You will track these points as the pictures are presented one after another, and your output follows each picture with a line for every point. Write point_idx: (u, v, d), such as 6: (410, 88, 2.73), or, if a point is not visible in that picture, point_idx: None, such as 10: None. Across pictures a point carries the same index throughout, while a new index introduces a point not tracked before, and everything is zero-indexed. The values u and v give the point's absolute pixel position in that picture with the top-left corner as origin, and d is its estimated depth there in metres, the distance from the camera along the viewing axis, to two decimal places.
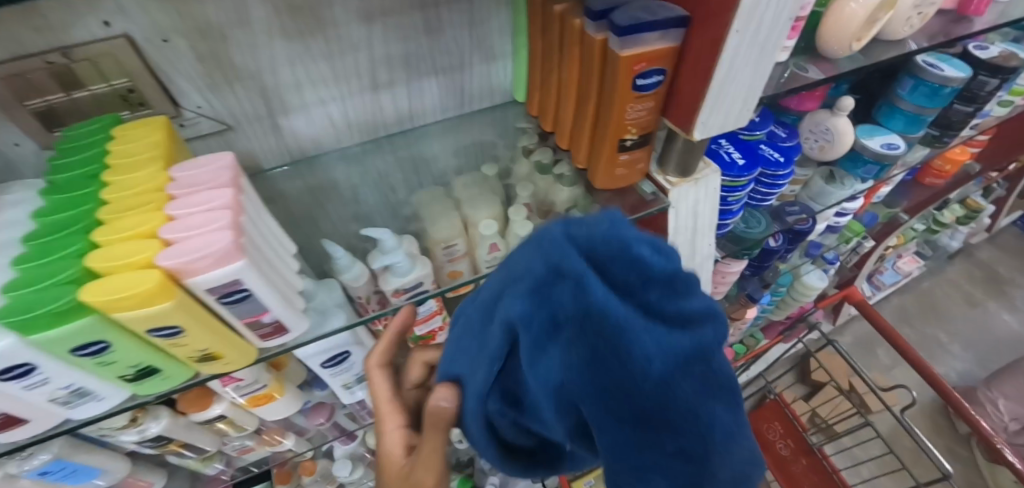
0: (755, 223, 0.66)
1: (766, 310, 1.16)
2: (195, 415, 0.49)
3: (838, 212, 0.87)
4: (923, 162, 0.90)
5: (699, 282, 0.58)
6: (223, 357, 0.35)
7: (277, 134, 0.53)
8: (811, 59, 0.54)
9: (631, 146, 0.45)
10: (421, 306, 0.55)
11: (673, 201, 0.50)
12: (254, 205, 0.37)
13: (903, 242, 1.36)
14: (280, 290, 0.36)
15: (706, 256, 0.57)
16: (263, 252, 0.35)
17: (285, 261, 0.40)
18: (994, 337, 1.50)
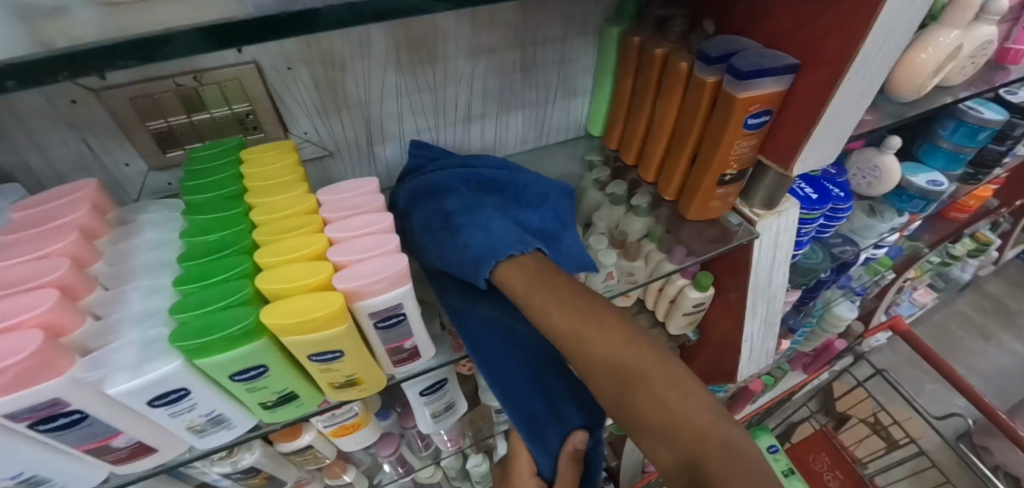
0: (814, 255, 0.68)
1: (798, 342, 1.17)
2: (284, 446, 0.47)
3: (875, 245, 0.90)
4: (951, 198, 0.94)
5: (774, 312, 0.60)
6: (363, 383, 0.35)
7: (370, 162, 0.55)
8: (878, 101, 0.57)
9: (728, 180, 0.47)
10: None
11: (759, 232, 0.52)
12: None
13: (920, 275, 1.40)
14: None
15: (781, 286, 0.58)
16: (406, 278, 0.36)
17: None
18: (1010, 369, 1.54)
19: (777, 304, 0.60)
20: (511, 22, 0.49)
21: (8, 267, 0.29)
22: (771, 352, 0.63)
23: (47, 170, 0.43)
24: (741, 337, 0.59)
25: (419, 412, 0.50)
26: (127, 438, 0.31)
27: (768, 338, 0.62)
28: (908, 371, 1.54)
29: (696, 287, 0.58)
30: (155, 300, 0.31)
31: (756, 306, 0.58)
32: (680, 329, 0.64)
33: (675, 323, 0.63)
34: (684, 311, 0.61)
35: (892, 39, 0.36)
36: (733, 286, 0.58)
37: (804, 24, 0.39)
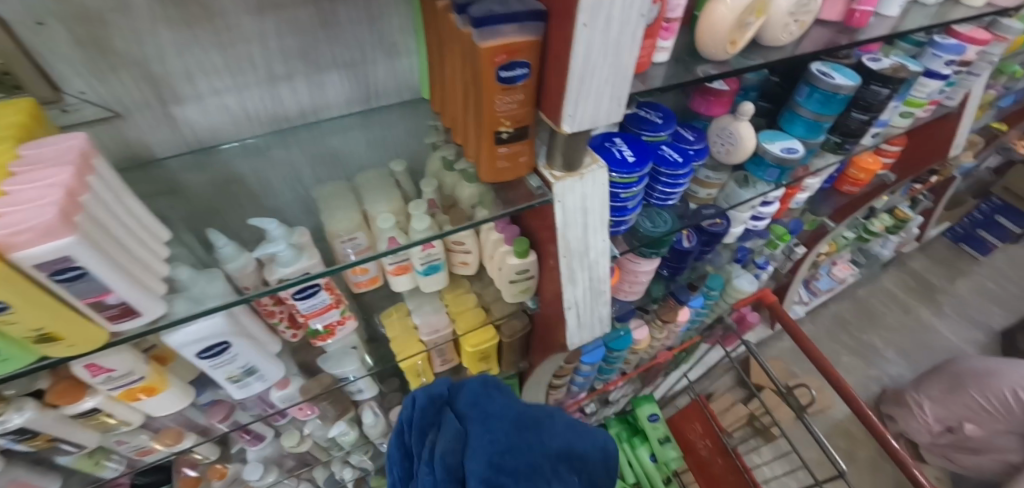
0: (661, 222, 0.68)
1: (702, 314, 1.23)
2: (64, 410, 0.48)
3: (755, 217, 0.92)
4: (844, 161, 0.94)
5: (599, 280, 0.59)
6: (66, 338, 0.35)
7: (170, 123, 0.54)
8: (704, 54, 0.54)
9: (507, 139, 0.46)
10: (310, 297, 0.56)
11: (558, 194, 0.50)
12: (108, 188, 0.37)
13: (837, 248, 1.66)
14: (127, 275, 0.36)
15: (602, 252, 0.57)
16: (114, 236, 0.36)
17: (151, 248, 0.41)
18: (913, 340, 1.89)
19: (602, 273, 0.59)
20: None
21: None
22: (604, 320, 0.64)
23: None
24: (563, 304, 0.59)
25: (212, 374, 0.54)
26: None
27: (598, 306, 0.62)
28: None
29: (514, 253, 0.58)
30: None
31: (575, 272, 0.57)
32: (515, 297, 0.64)
33: (509, 291, 0.64)
34: (512, 278, 0.61)
35: None
36: (550, 251, 0.57)
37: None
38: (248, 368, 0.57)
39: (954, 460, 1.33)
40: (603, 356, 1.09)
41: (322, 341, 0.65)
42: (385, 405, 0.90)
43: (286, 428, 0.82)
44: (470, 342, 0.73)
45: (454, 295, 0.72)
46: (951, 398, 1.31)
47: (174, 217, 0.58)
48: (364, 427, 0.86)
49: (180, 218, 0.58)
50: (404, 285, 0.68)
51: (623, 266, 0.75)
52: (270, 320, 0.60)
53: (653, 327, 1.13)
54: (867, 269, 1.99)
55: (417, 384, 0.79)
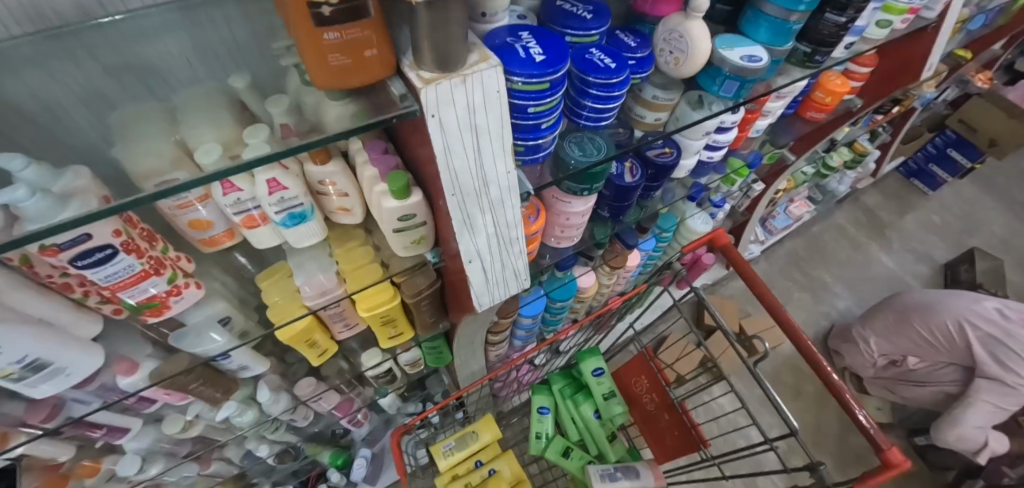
0: (592, 149, 0.55)
1: (653, 256, 1.15)
2: None
3: (711, 146, 0.81)
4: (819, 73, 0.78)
5: (506, 223, 0.47)
6: None
7: None
8: None
9: (333, 18, 0.30)
10: (109, 266, 0.41)
11: (429, 106, 0.35)
12: None
13: (794, 184, 1.59)
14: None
15: (507, 187, 0.44)
16: None
17: None
18: (862, 275, 1.90)
19: (509, 215, 0.46)
20: None
21: None
22: (519, 272, 0.53)
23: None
24: (461, 256, 0.47)
25: None
26: None
27: (510, 256, 0.51)
28: None
29: (391, 195, 0.43)
30: None
31: (472, 216, 0.44)
32: (408, 250, 0.51)
33: (401, 243, 0.51)
34: (399, 227, 0.48)
35: None
36: (437, 188, 0.43)
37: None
38: (33, 364, 0.42)
39: (897, 392, 1.36)
40: (545, 308, 1.00)
41: (157, 316, 0.51)
42: (290, 379, 0.78)
43: (167, 416, 0.69)
44: (361, 306, 0.59)
45: (346, 250, 0.57)
46: (897, 333, 1.30)
47: None
48: (263, 406, 0.74)
49: None
50: (269, 241, 0.53)
51: (552, 208, 0.63)
52: (72, 295, 0.44)
53: (601, 273, 1.03)
54: (822, 206, 1.96)
55: (314, 356, 0.68)
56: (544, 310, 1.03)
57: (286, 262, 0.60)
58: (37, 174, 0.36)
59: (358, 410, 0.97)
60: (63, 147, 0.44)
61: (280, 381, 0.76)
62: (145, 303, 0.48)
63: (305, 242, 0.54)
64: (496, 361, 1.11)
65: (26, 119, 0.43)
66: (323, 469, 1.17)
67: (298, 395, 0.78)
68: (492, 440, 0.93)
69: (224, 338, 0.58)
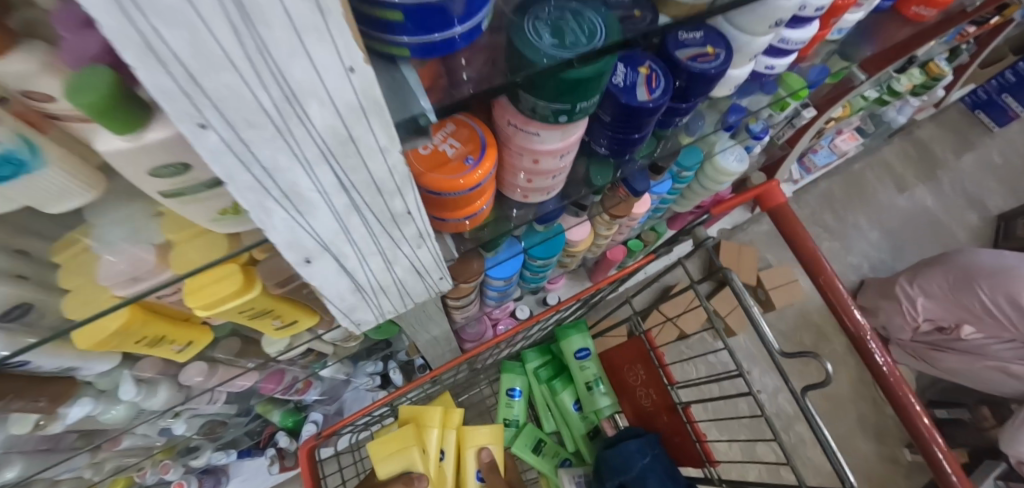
0: (577, 36, 0.29)
1: (666, 201, 0.89)
2: None
3: (775, 48, 0.53)
4: None
5: (366, 177, 0.24)
6: None
7: None
8: None
9: None
10: None
11: None
12: None
13: (848, 113, 1.26)
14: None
15: (359, 110, 0.20)
16: None
17: None
18: (904, 222, 1.65)
19: (371, 171, 0.24)
20: None
21: None
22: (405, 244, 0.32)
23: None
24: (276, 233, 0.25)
25: None
26: None
27: (386, 223, 0.29)
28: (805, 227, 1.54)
29: (101, 129, 0.19)
30: None
31: (280, 176, 0.21)
32: (218, 222, 0.28)
33: (201, 212, 0.27)
34: (171, 189, 0.24)
35: None
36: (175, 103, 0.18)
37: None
38: None
39: (934, 361, 1.19)
40: (524, 265, 0.78)
41: None
42: (175, 362, 0.58)
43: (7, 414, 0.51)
44: (195, 300, 0.36)
45: (158, 214, 0.33)
46: (954, 299, 1.11)
47: None
48: (136, 398, 0.56)
49: None
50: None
51: (511, 144, 0.37)
52: None
53: (599, 223, 0.79)
54: (870, 140, 1.64)
55: (173, 354, 0.49)
56: (523, 268, 0.82)
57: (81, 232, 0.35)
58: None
59: (295, 379, 0.81)
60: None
61: (156, 371, 0.57)
62: None
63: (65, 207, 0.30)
64: (465, 325, 0.92)
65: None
66: (275, 428, 1.05)
67: (190, 384, 0.61)
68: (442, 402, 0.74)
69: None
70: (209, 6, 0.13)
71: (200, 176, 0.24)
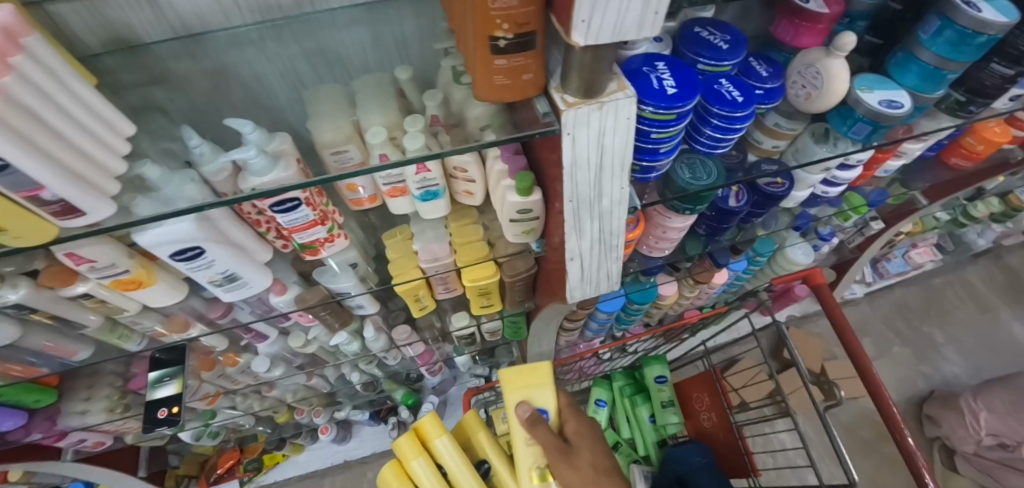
0: (704, 173, 0.57)
1: (741, 279, 1.10)
2: (59, 291, 0.50)
3: (828, 181, 0.77)
4: (968, 125, 0.74)
5: (610, 231, 0.51)
6: (9, 230, 0.35)
7: (152, 7, 0.46)
8: None
9: (506, 48, 0.36)
10: (294, 212, 0.50)
11: (568, 125, 0.41)
12: (37, 90, 0.32)
13: (921, 230, 1.28)
14: (41, 155, 0.32)
15: (617, 200, 0.49)
16: (27, 111, 0.32)
17: (97, 163, 0.38)
18: (995, 348, 1.60)
19: (613, 232, 0.51)
20: None
21: None
22: (613, 278, 0.56)
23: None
24: (565, 255, 0.52)
25: (191, 277, 0.49)
26: None
27: (607, 262, 0.55)
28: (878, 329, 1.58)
29: (516, 190, 0.50)
30: None
31: (580, 228, 0.50)
32: (518, 237, 0.57)
33: (512, 230, 0.57)
34: (515, 217, 0.54)
35: None
36: (556, 193, 0.49)
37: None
38: (229, 275, 0.52)
39: (1001, 479, 1.21)
40: (623, 307, 1.02)
41: (314, 255, 0.59)
42: (388, 322, 0.84)
43: (292, 331, 0.79)
44: (468, 276, 0.66)
45: (459, 226, 0.64)
46: (1017, 415, 1.17)
47: (164, 106, 0.56)
48: (366, 341, 0.82)
49: (178, 104, 0.56)
50: (403, 208, 0.60)
51: (651, 218, 0.65)
52: (258, 229, 0.55)
53: (684, 285, 1.02)
54: (953, 258, 1.70)
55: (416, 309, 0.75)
56: (620, 309, 1.05)
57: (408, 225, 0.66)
58: (260, 137, 0.45)
59: (435, 362, 1.03)
60: (252, 105, 0.60)
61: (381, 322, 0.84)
62: (307, 245, 0.56)
63: (432, 216, 0.60)
64: (560, 349, 1.15)
65: (242, 86, 0.58)
66: (393, 405, 1.24)
67: (395, 338, 0.85)
68: (410, 434, 0.81)
69: (350, 279, 0.66)
70: (591, 161, 0.45)
71: (530, 215, 0.54)
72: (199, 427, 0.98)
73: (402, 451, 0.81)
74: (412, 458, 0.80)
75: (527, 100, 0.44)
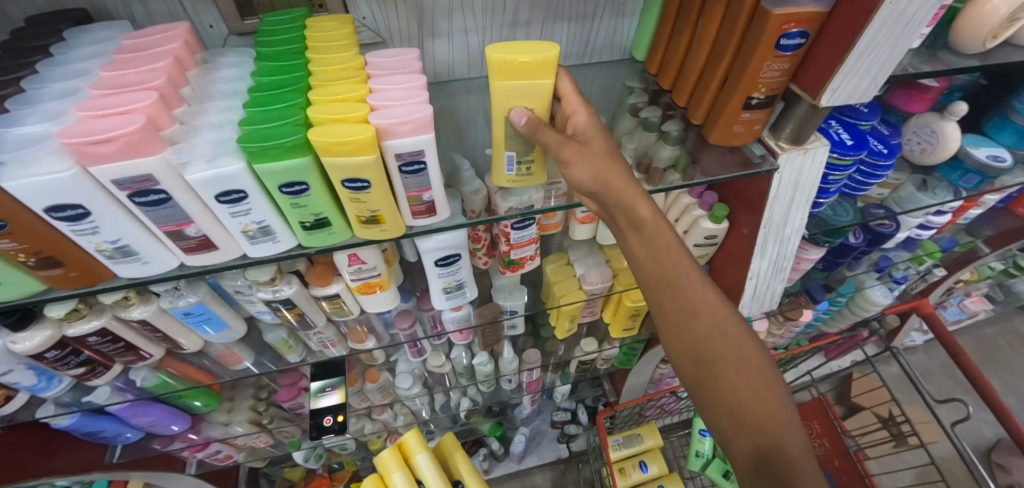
0: (843, 211, 0.68)
1: (820, 318, 1.17)
2: (317, 290, 0.56)
3: (922, 225, 0.87)
4: None
5: (785, 257, 0.61)
6: (384, 222, 0.41)
7: (420, 55, 0.59)
8: (908, 65, 0.55)
9: (755, 105, 0.49)
10: (525, 230, 0.58)
11: (780, 166, 0.53)
12: None
13: (977, 279, 1.38)
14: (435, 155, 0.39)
15: (797, 229, 0.59)
16: None
17: None
18: None
19: (788, 256, 0.61)
20: None
21: (115, 95, 0.35)
22: (776, 298, 0.65)
23: (115, 3, 0.48)
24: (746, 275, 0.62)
25: (433, 282, 0.57)
26: (197, 229, 0.39)
27: (775, 283, 0.64)
28: (938, 376, 1.56)
29: (710, 219, 0.60)
30: (226, 119, 0.37)
31: (764, 253, 0.60)
32: None
33: None
34: (696, 243, 0.64)
35: None
36: (746, 222, 0.59)
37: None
38: (459, 284, 0.59)
39: None
40: None
41: (514, 271, 0.66)
42: (519, 346, 0.90)
43: (434, 349, 0.85)
44: (632, 297, 0.74)
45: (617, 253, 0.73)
46: None
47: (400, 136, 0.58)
48: (502, 361, 0.87)
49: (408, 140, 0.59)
50: (583, 234, 0.68)
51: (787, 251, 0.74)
52: (474, 244, 0.62)
53: (773, 322, 1.07)
54: (1002, 309, 1.76)
55: (563, 330, 0.81)
56: None
57: (568, 252, 0.75)
58: None
59: (539, 389, 1.05)
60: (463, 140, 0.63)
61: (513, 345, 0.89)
62: (513, 261, 0.64)
63: (607, 241, 0.69)
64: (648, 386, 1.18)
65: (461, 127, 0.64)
66: (479, 437, 1.25)
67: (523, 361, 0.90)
68: (392, 448, 0.80)
69: (516, 299, 0.72)
70: (788, 197, 0.56)
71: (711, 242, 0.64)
72: (312, 446, 1.02)
73: (384, 465, 0.79)
74: (392, 471, 0.79)
75: (739, 146, 0.56)
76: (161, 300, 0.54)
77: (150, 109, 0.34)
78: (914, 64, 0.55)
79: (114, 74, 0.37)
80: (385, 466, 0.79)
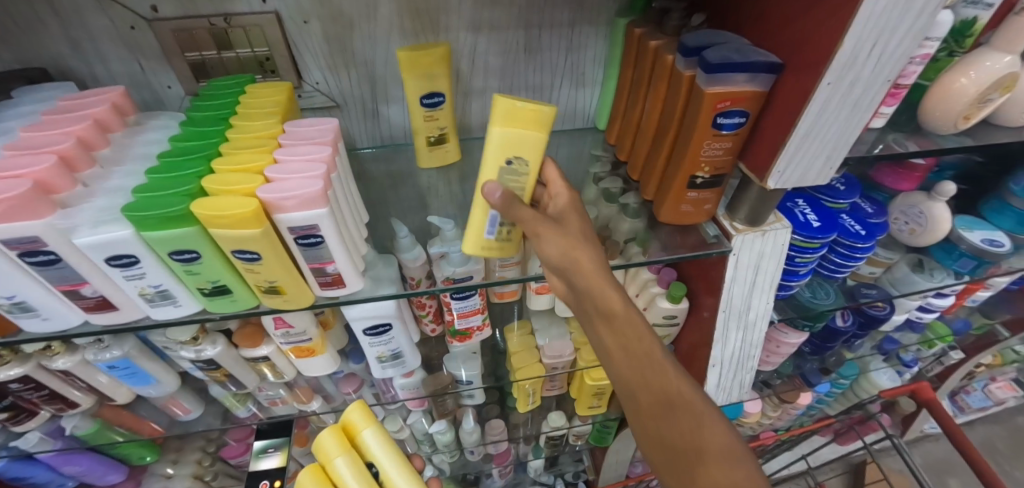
0: (823, 293, 0.63)
1: (823, 399, 1.07)
2: (245, 351, 0.54)
3: (923, 307, 0.80)
4: None
5: (750, 342, 0.56)
6: (287, 294, 0.39)
7: (375, 118, 0.60)
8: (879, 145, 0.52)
9: (701, 184, 0.46)
10: (467, 299, 0.56)
11: (735, 247, 0.49)
12: (341, 187, 0.40)
13: (1001, 363, 1.25)
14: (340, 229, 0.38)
15: (762, 314, 0.54)
16: (337, 201, 0.38)
17: (356, 243, 0.43)
18: None
19: (755, 340, 0.56)
20: (496, 26, 0.53)
21: (15, 156, 0.35)
22: (745, 387, 0.60)
23: (75, 62, 0.50)
24: (709, 360, 0.57)
25: (366, 352, 0.54)
26: (93, 289, 0.38)
27: (742, 371, 0.59)
28: (966, 470, 1.38)
29: (667, 298, 0.56)
30: (130, 183, 0.37)
31: (725, 337, 0.55)
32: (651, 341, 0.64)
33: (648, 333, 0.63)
34: (657, 322, 0.60)
35: (869, 60, 0.34)
36: (706, 303, 0.55)
37: (801, 14, 0.36)
38: (395, 353, 0.56)
39: None
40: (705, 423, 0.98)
41: (462, 340, 0.63)
42: (482, 415, 0.83)
43: (390, 414, 0.80)
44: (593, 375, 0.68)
45: (579, 325, 0.69)
46: None
47: None
48: (461, 430, 0.81)
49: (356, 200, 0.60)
50: (540, 304, 0.65)
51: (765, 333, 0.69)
52: (419, 311, 0.59)
53: (768, 403, 0.97)
54: None
55: (525, 402, 0.75)
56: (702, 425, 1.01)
57: (529, 320, 0.71)
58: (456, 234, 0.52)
59: (509, 462, 0.97)
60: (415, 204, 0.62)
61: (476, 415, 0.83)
62: (460, 330, 0.61)
63: (567, 313, 0.65)
64: (631, 464, 1.08)
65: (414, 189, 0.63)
66: None
67: (487, 433, 0.84)
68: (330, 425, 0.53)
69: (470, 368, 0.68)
70: (749, 277, 0.52)
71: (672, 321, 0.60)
72: None
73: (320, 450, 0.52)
74: (332, 457, 0.52)
75: (694, 225, 0.53)
76: (84, 352, 0.52)
77: (43, 173, 0.33)
78: (884, 145, 0.52)
79: (28, 134, 0.37)
80: (324, 452, 0.53)
